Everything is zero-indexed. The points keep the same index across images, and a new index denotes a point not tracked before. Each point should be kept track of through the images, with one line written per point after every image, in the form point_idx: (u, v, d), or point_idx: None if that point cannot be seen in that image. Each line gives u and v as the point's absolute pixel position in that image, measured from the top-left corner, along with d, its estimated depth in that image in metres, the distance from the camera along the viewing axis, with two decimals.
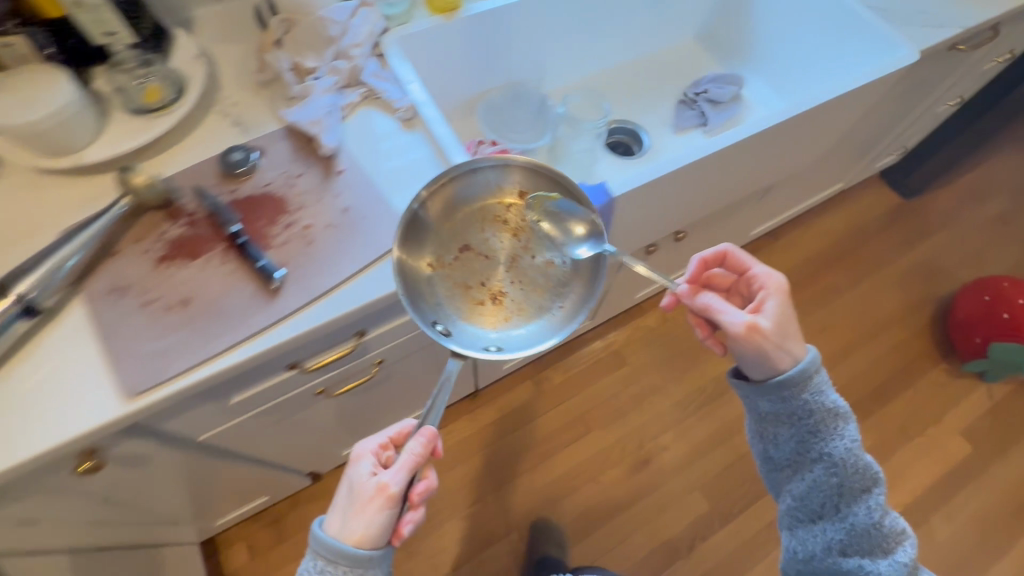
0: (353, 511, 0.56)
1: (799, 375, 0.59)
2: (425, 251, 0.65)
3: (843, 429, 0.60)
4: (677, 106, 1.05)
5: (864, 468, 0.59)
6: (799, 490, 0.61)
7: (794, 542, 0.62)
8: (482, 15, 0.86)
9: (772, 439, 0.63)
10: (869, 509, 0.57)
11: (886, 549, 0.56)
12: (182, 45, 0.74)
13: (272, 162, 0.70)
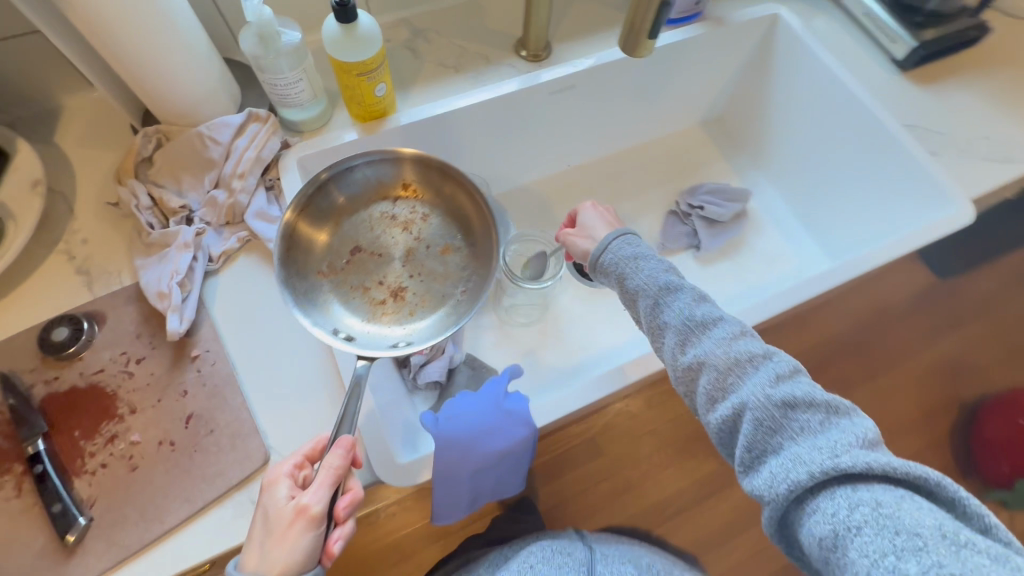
0: (269, 544, 0.42)
1: (615, 259, 0.56)
2: (320, 251, 0.60)
3: (679, 299, 0.52)
4: (665, 221, 0.87)
5: (711, 315, 0.51)
6: (705, 400, 0.48)
7: (744, 475, 0.45)
8: (418, 125, 0.69)
9: (662, 351, 0.52)
10: (756, 381, 0.46)
11: (806, 423, 0.43)
12: (23, 166, 0.59)
13: (110, 338, 0.55)
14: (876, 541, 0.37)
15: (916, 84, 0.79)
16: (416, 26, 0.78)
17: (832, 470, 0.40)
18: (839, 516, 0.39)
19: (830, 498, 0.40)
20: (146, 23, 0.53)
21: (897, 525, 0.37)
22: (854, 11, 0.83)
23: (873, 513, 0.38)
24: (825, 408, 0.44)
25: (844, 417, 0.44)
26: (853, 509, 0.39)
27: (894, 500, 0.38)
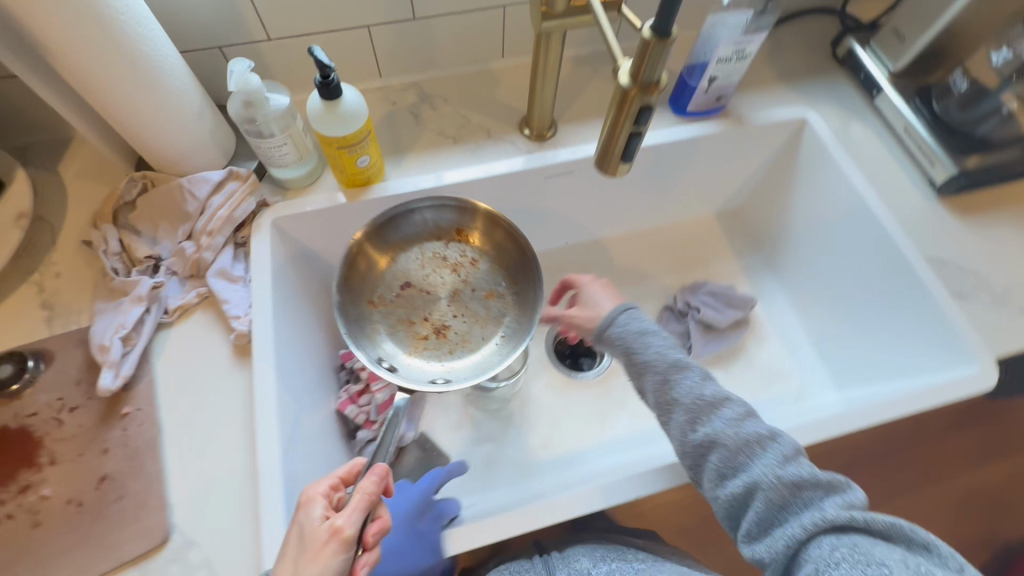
0: (300, 564, 0.41)
1: (622, 334, 0.55)
2: (374, 288, 0.62)
3: (687, 378, 0.52)
4: (659, 317, 0.83)
5: (719, 395, 0.51)
6: (713, 475, 0.49)
7: (747, 543, 0.47)
8: (401, 197, 0.68)
9: (668, 426, 0.52)
10: (765, 462, 0.47)
11: (807, 499, 0.45)
12: (14, 196, 0.61)
13: (53, 380, 0.55)
14: (850, 573, 0.40)
15: (954, 214, 0.71)
16: (425, 91, 0.78)
17: (821, 523, 0.43)
18: (823, 556, 0.42)
19: (815, 545, 0.43)
20: (136, 85, 0.54)
21: (869, 559, 0.40)
22: (894, 124, 0.76)
23: (850, 551, 0.41)
24: (825, 486, 0.45)
25: (843, 493, 0.45)
26: (835, 549, 0.42)
27: (870, 543, 0.42)
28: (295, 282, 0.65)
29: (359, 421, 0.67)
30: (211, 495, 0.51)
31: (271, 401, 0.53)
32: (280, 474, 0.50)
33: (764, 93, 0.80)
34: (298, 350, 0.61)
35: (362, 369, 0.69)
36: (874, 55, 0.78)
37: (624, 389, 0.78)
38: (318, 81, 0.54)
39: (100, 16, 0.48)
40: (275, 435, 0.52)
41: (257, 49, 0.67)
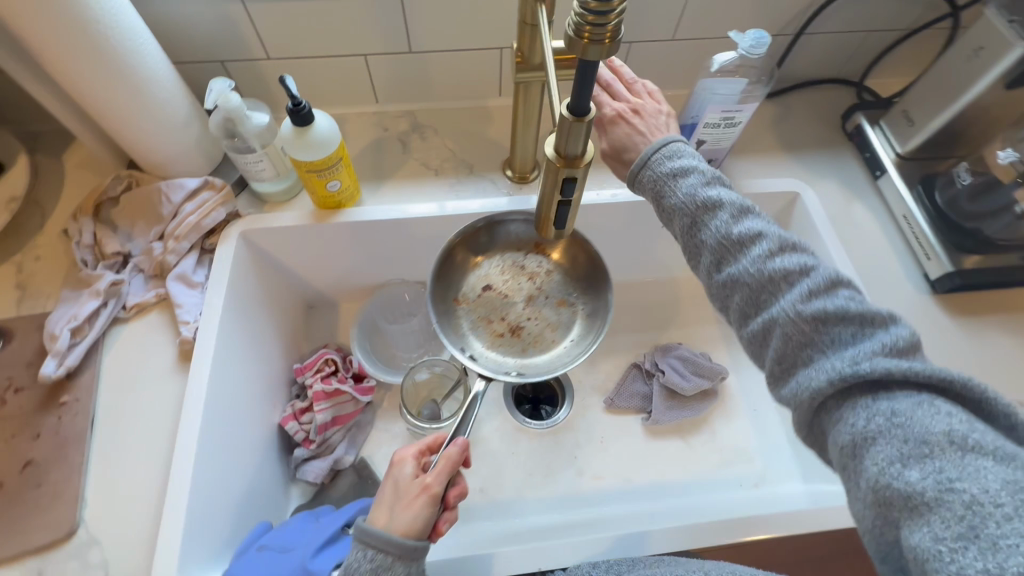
0: (397, 507, 0.48)
1: (655, 175, 0.50)
2: (456, 286, 0.53)
3: (717, 218, 0.47)
4: (625, 373, 0.79)
5: (752, 231, 0.45)
6: (738, 314, 0.46)
7: (777, 386, 0.44)
8: (370, 223, 0.68)
9: (697, 270, 0.49)
10: (789, 297, 0.43)
11: (835, 337, 0.41)
12: (13, 179, 0.65)
13: (7, 358, 0.58)
14: (885, 449, 0.36)
15: (947, 313, 0.66)
16: (418, 120, 0.79)
17: (849, 376, 0.38)
18: (855, 424, 0.37)
19: (851, 408, 0.38)
20: (122, 94, 0.57)
21: (906, 434, 0.35)
22: (895, 210, 0.73)
23: (887, 423, 0.36)
24: (859, 322, 0.41)
25: (882, 330, 0.40)
26: (869, 419, 0.37)
27: (912, 407, 0.36)
28: (255, 293, 0.67)
29: (298, 438, 0.67)
30: (125, 495, 0.52)
31: (197, 411, 0.54)
32: (189, 485, 0.51)
33: (762, 161, 0.78)
34: (242, 361, 0.62)
35: (310, 387, 0.69)
36: (882, 135, 0.75)
37: (575, 443, 0.75)
38: (290, 107, 0.56)
39: (89, 33, 0.51)
40: (194, 445, 0.53)
41: (257, 66, 0.70)
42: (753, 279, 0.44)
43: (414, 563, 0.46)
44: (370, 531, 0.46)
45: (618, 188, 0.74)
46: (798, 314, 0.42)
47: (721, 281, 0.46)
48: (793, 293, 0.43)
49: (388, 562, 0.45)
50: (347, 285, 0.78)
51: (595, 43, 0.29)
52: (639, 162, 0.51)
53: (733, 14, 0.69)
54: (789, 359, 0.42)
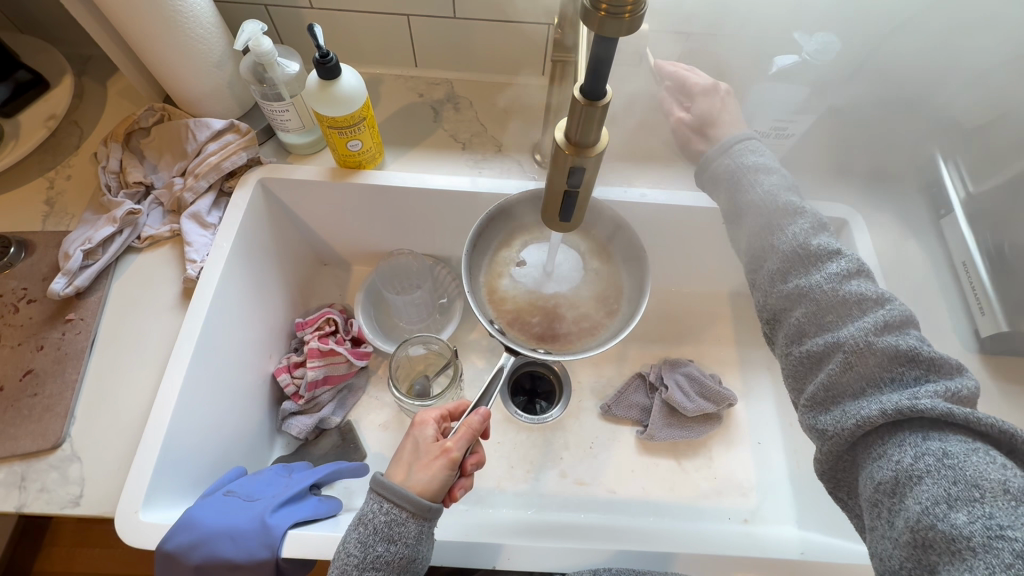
0: (415, 467, 0.47)
1: (734, 171, 0.49)
2: (491, 255, 0.52)
3: (795, 224, 0.43)
4: (628, 382, 0.76)
5: (829, 244, 0.42)
6: (792, 332, 0.42)
7: (811, 413, 0.40)
8: (388, 189, 0.67)
9: (757, 276, 0.45)
10: (860, 323, 0.38)
11: (898, 375, 0.37)
12: (55, 99, 0.67)
13: (26, 268, 0.60)
14: (931, 488, 0.32)
15: (993, 378, 0.60)
16: (455, 90, 0.77)
17: (904, 411, 0.34)
18: (900, 460, 0.34)
19: (896, 443, 0.35)
20: (160, 29, 0.57)
21: (957, 476, 0.32)
22: (954, 255, 0.66)
23: (936, 464, 0.33)
24: (927, 364, 0.37)
25: (948, 377, 0.36)
26: (916, 457, 0.34)
27: (965, 451, 0.33)
28: (264, 240, 0.67)
29: (288, 391, 0.68)
30: (111, 418, 0.53)
31: (187, 348, 0.55)
32: (168, 419, 0.52)
33: (810, 182, 0.72)
34: (242, 306, 0.63)
35: (307, 343, 0.69)
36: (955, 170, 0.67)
37: (563, 444, 0.73)
38: (317, 58, 0.55)
39: None
40: (178, 380, 0.53)
41: (299, 13, 0.68)
42: (818, 300, 0.40)
43: (428, 523, 0.46)
44: (389, 487, 0.46)
45: (649, 187, 0.69)
46: (864, 342, 0.38)
47: (783, 292, 0.42)
48: (864, 320, 0.39)
49: (401, 517, 0.45)
50: (360, 248, 0.77)
51: (611, 17, 0.26)
52: (721, 147, 0.51)
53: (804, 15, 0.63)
54: (839, 387, 0.38)
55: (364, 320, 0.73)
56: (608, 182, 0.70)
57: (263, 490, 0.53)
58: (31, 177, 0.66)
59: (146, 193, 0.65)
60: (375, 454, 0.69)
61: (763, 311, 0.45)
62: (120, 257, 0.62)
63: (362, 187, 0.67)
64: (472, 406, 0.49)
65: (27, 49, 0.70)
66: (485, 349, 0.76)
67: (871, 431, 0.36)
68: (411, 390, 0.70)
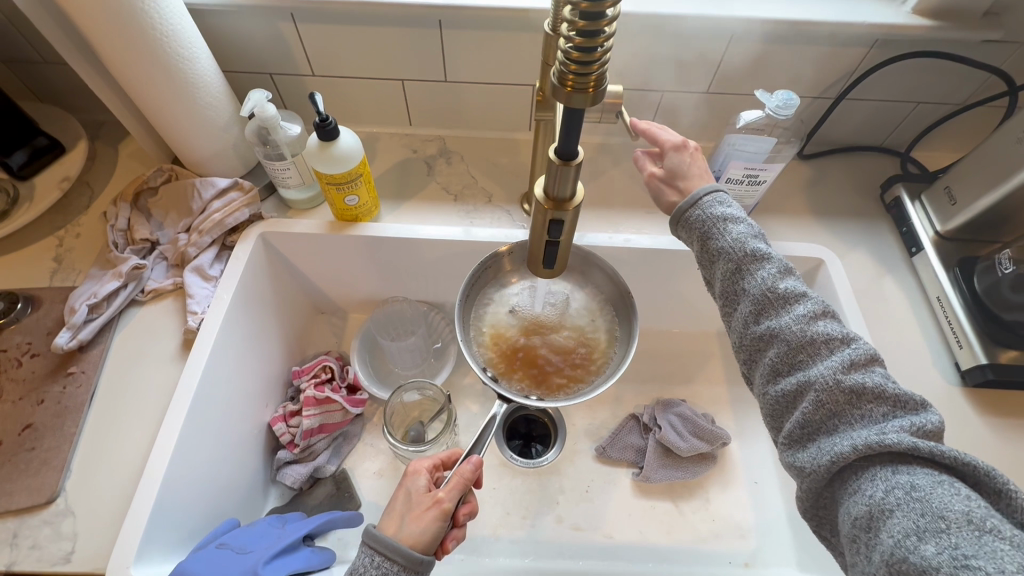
0: (407, 518, 0.48)
1: (704, 218, 0.50)
2: (484, 302, 0.55)
3: (763, 269, 0.46)
4: (622, 423, 0.76)
5: (796, 288, 0.44)
6: (767, 372, 0.44)
7: (789, 450, 0.41)
8: (383, 240, 0.70)
9: (730, 318, 0.47)
10: (829, 363, 0.40)
11: (866, 412, 0.38)
12: (69, 162, 0.71)
13: (30, 325, 0.62)
14: (901, 521, 0.33)
15: (977, 410, 0.61)
16: (447, 146, 0.82)
17: (873, 446, 0.36)
18: (872, 495, 0.35)
19: (868, 478, 0.36)
20: (172, 99, 0.61)
21: (924, 507, 0.33)
22: (929, 291, 0.68)
23: (905, 496, 0.34)
24: (892, 401, 0.38)
25: (912, 414, 0.38)
26: (887, 491, 0.35)
27: (931, 483, 0.34)
28: (263, 290, 0.70)
29: (283, 440, 0.68)
30: (106, 472, 0.54)
31: (186, 398, 0.56)
32: (164, 470, 0.52)
33: (788, 223, 0.76)
34: (240, 356, 0.64)
35: (303, 391, 0.70)
36: (922, 211, 0.71)
37: (558, 489, 0.73)
38: (317, 122, 0.59)
39: (151, 46, 0.56)
40: (175, 431, 0.54)
41: (301, 80, 0.74)
42: (789, 342, 0.42)
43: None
44: (379, 542, 0.45)
45: (633, 233, 0.72)
46: (834, 384, 0.39)
47: (757, 336, 0.44)
48: (832, 361, 0.40)
49: (392, 571, 0.44)
50: (357, 297, 0.79)
51: (577, 91, 0.30)
52: (698, 193, 0.51)
53: (765, 74, 0.70)
54: (813, 425, 0.39)
55: (357, 366, 0.74)
56: (593, 229, 0.73)
57: (252, 542, 0.53)
58: (43, 236, 0.69)
59: (152, 249, 0.68)
60: (370, 503, 0.68)
61: (739, 353, 0.46)
62: (124, 310, 0.64)
63: (358, 238, 0.70)
64: (464, 455, 0.50)
65: (45, 117, 0.75)
66: (480, 393, 0.77)
67: (846, 467, 0.37)
68: (406, 436, 0.70)
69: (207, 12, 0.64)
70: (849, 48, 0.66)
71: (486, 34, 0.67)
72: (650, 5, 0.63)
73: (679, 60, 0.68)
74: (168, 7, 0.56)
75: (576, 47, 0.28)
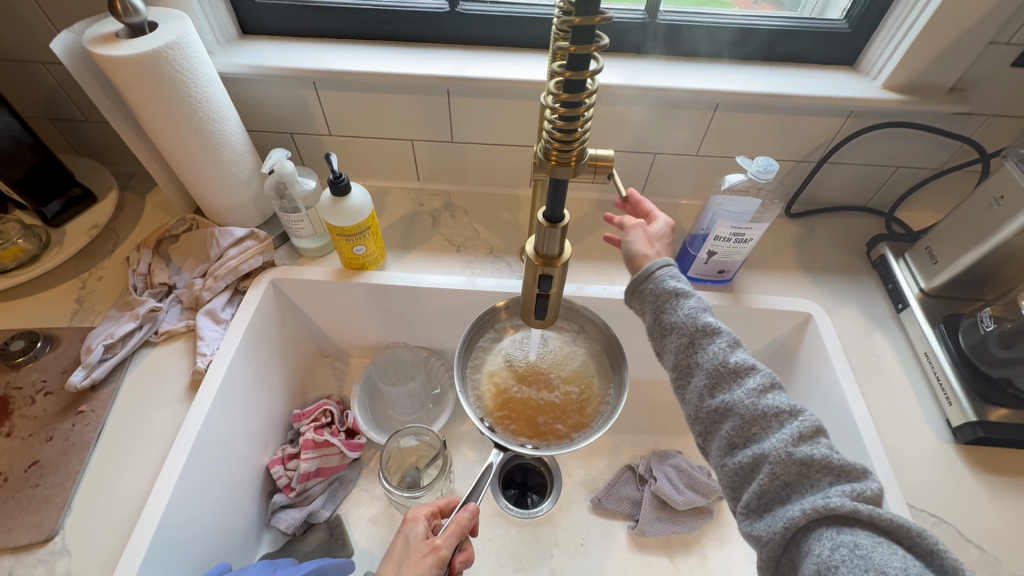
0: (405, 564, 0.49)
1: (656, 292, 0.51)
2: (490, 352, 0.58)
3: (714, 343, 0.47)
4: (618, 474, 0.76)
5: (745, 362, 0.46)
6: (723, 444, 0.45)
7: (747, 519, 0.42)
8: (388, 288, 0.73)
9: (687, 391, 0.48)
10: (779, 435, 0.42)
11: (816, 481, 0.40)
12: (99, 210, 0.77)
13: (47, 362, 0.65)
14: None
15: (971, 469, 0.61)
16: (451, 201, 0.87)
17: (820, 510, 0.37)
18: (821, 556, 0.36)
19: (817, 541, 0.37)
20: (201, 157, 0.67)
21: (867, 566, 0.34)
22: (917, 346, 0.70)
23: (850, 555, 0.35)
24: (837, 469, 0.40)
25: (856, 481, 0.40)
26: (834, 550, 0.36)
27: (873, 544, 0.36)
28: (271, 335, 0.73)
29: (280, 483, 0.69)
30: (106, 510, 0.55)
31: (190, 438, 0.58)
32: (163, 511, 0.53)
33: (778, 278, 0.78)
34: (244, 398, 0.66)
35: (302, 434, 0.71)
36: (906, 268, 0.74)
37: (553, 541, 0.72)
38: (331, 178, 0.63)
39: (185, 111, 0.62)
40: (177, 472, 0.56)
41: (319, 139, 0.80)
42: (743, 414, 0.44)
43: None
44: None
45: (626, 285, 0.75)
46: (783, 455, 0.41)
47: (713, 406, 0.46)
48: (780, 432, 0.42)
49: None
50: (360, 343, 0.82)
51: (562, 164, 0.34)
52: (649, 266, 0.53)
53: (750, 139, 0.75)
54: (768, 492, 0.41)
55: (355, 411, 0.75)
56: (589, 281, 0.77)
57: None
58: (68, 279, 0.73)
59: (169, 292, 0.72)
60: (363, 551, 0.68)
61: (697, 424, 0.47)
62: (137, 350, 0.67)
63: (364, 286, 0.73)
64: (461, 502, 0.51)
65: (81, 169, 0.81)
66: (477, 440, 0.78)
67: (797, 533, 0.38)
68: (401, 482, 0.71)
69: (238, 80, 0.71)
70: (828, 118, 0.71)
71: (491, 101, 0.73)
72: (642, 78, 0.69)
73: (669, 126, 0.74)
74: (205, 77, 0.63)
75: (558, 128, 0.32)
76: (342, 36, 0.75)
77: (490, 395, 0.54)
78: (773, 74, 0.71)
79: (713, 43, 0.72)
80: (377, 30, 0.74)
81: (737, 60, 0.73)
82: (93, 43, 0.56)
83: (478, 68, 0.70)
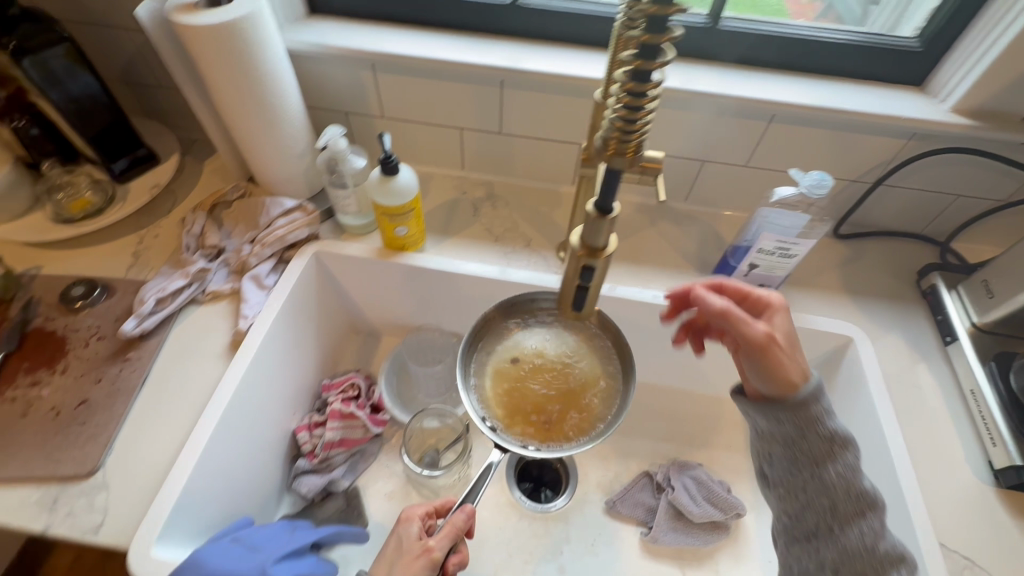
0: (398, 565, 0.50)
1: (822, 442, 0.50)
2: (503, 344, 0.57)
3: (865, 525, 0.48)
4: (635, 479, 0.75)
5: (895, 552, 0.47)
6: None
7: None
8: (425, 270, 0.75)
9: (811, 547, 0.50)
10: None
11: None
12: (161, 171, 0.80)
13: (102, 309, 0.68)
14: None
15: (1011, 516, 0.58)
16: (493, 192, 0.87)
17: None
18: None
19: None
20: (261, 128, 0.69)
21: None
22: (963, 383, 0.67)
23: None
24: None
25: None
26: None
27: None
28: (309, 305, 0.75)
29: (305, 448, 0.71)
30: (144, 454, 0.58)
31: (227, 394, 0.60)
32: (197, 460, 0.56)
33: (820, 298, 0.76)
34: (279, 362, 0.69)
35: (330, 404, 0.73)
36: (958, 301, 0.71)
37: (564, 537, 0.72)
38: (382, 158, 0.65)
39: (252, 82, 0.65)
40: (212, 425, 0.58)
41: (372, 121, 0.82)
42: None
43: None
44: None
45: (662, 290, 0.75)
46: None
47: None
48: None
49: None
50: (392, 323, 0.84)
51: (619, 154, 0.34)
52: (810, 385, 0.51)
53: (804, 154, 0.73)
54: None
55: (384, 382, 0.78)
56: (624, 283, 0.76)
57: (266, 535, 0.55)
58: (127, 234, 0.77)
59: (218, 255, 0.75)
60: (377, 524, 0.70)
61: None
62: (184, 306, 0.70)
63: (402, 267, 0.75)
64: (457, 504, 0.51)
65: (147, 132, 0.85)
66: None
67: None
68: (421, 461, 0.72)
69: (303, 58, 0.73)
70: (889, 139, 0.69)
71: (543, 95, 0.73)
72: (697, 83, 0.69)
73: (721, 134, 0.73)
74: (273, 51, 0.65)
75: (621, 116, 0.32)
76: (404, 22, 0.77)
77: (498, 394, 0.53)
78: (835, 89, 0.69)
79: (775, 53, 0.71)
80: (438, 17, 0.76)
81: (798, 71, 0.72)
82: (175, 11, 0.59)
83: (534, 61, 0.71)
